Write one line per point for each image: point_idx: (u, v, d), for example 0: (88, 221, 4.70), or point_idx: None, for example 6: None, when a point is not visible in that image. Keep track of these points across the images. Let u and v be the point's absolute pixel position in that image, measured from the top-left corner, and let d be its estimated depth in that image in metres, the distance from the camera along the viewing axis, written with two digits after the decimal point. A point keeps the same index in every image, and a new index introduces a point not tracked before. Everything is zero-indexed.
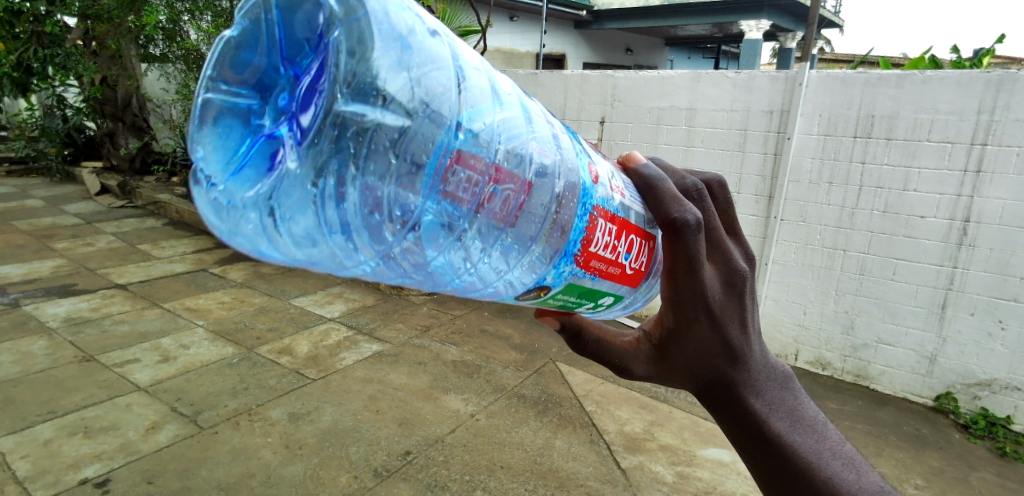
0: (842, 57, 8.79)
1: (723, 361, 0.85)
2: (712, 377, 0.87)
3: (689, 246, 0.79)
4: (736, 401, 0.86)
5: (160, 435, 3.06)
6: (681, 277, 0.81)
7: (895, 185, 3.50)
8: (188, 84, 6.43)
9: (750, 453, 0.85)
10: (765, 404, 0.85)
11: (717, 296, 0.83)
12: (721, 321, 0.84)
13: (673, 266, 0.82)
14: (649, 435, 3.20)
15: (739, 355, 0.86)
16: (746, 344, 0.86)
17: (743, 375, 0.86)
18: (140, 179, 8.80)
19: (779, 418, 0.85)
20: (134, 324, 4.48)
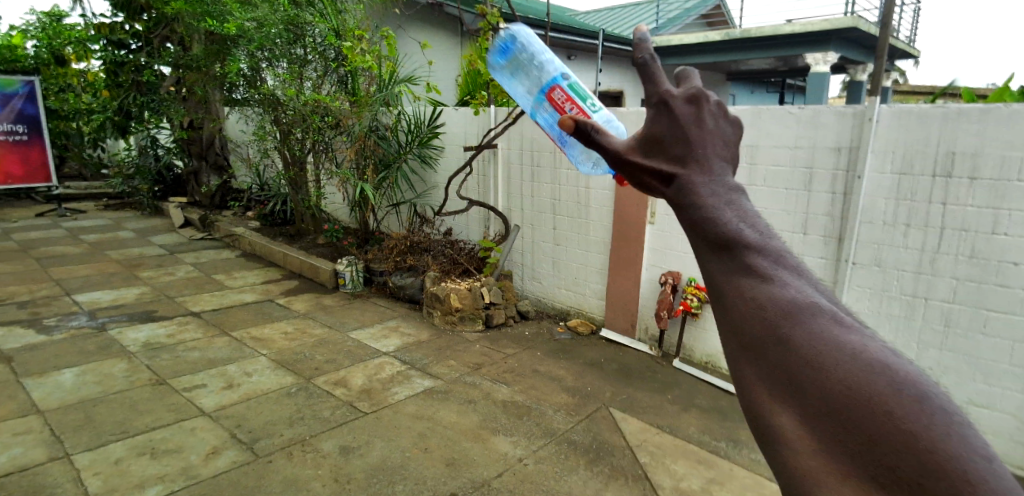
0: (921, 90, 8.30)
1: (727, 248, 0.66)
2: (712, 274, 0.67)
3: (670, 109, 0.76)
4: (754, 305, 0.63)
5: (218, 460, 3.17)
6: (667, 140, 0.75)
7: (982, 228, 3.23)
8: (263, 126, 6.99)
9: (777, 396, 0.60)
10: (809, 320, 0.60)
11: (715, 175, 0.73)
12: (715, 199, 0.70)
13: (653, 133, 0.77)
14: (707, 493, 3.01)
15: (757, 247, 0.66)
16: (766, 238, 0.68)
17: (768, 274, 0.64)
18: (219, 213, 9.42)
19: (833, 343, 0.58)
20: (204, 350, 4.74)
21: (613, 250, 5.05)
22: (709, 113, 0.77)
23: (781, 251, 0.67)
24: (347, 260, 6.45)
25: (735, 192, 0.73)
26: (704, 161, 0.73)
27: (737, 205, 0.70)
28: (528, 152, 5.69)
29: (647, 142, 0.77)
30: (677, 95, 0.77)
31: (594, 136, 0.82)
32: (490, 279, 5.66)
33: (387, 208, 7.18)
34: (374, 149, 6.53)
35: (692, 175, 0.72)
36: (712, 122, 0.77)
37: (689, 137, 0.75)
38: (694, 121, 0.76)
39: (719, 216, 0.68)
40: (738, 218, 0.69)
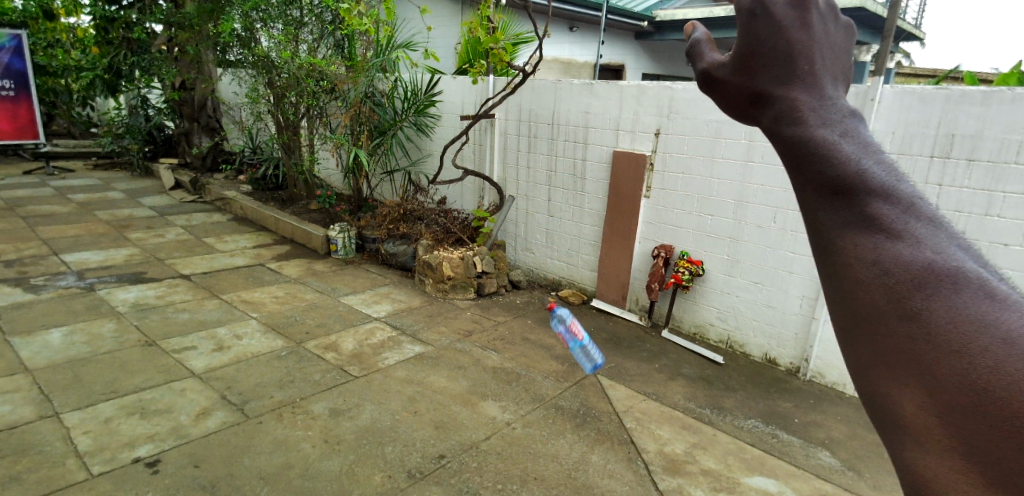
0: (923, 72, 8.21)
1: (844, 194, 0.56)
2: (824, 222, 0.57)
3: (771, 17, 0.66)
4: (877, 265, 0.53)
5: (208, 421, 3.19)
6: (769, 63, 0.66)
7: (976, 209, 3.23)
8: (257, 88, 6.83)
9: (904, 381, 0.51)
10: (944, 285, 0.51)
11: (826, 97, 0.63)
12: (829, 131, 0.60)
13: (751, 51, 0.68)
14: (690, 458, 3.07)
15: (880, 188, 0.56)
16: (891, 177, 0.57)
17: (897, 224, 0.54)
18: (210, 176, 9.27)
19: (976, 319, 0.49)
20: (194, 312, 4.72)
21: (607, 222, 5.03)
22: (816, 14, 0.67)
23: (911, 196, 0.56)
24: (339, 226, 6.40)
25: (849, 117, 0.63)
26: (813, 78, 0.64)
27: (855, 140, 0.60)
28: (525, 122, 5.61)
29: (746, 63, 0.68)
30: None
31: (695, 61, 0.77)
32: (483, 247, 5.64)
33: (381, 176, 7.11)
34: (370, 115, 6.46)
35: (801, 106, 0.63)
36: (821, 29, 0.67)
37: (796, 50, 0.65)
38: (799, 31, 0.66)
39: (833, 154, 0.58)
40: (857, 153, 0.58)
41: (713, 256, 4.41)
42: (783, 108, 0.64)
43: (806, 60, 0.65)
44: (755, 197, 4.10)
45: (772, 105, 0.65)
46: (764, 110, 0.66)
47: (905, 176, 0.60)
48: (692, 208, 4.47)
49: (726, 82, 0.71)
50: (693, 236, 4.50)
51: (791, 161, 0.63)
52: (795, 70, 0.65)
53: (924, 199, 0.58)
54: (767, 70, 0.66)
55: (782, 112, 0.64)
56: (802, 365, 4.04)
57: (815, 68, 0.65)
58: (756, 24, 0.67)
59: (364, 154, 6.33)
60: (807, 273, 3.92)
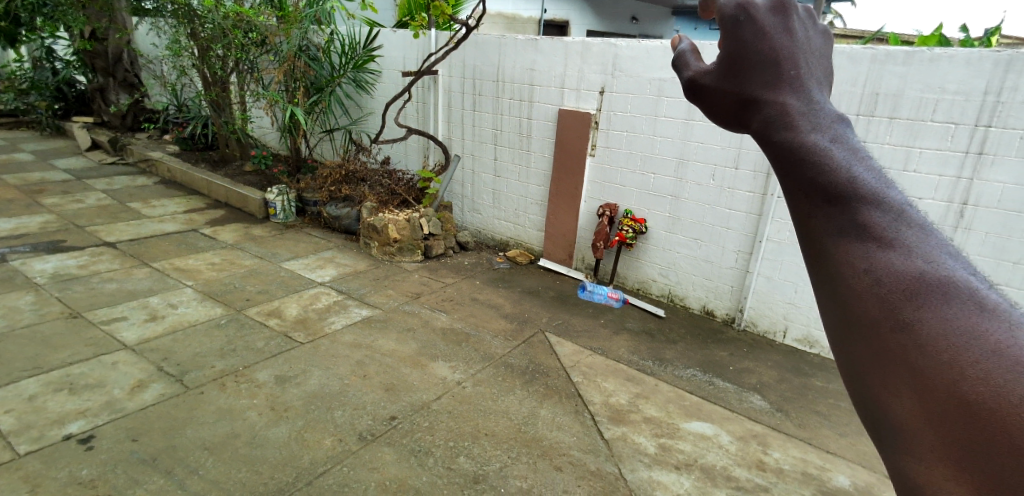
0: (852, 33, 8.53)
1: (838, 202, 0.54)
2: (819, 231, 0.55)
3: (756, 27, 0.65)
4: (870, 275, 0.51)
5: (145, 394, 3.04)
6: (759, 67, 0.65)
7: (895, 164, 3.43)
8: (178, 39, 6.28)
9: (898, 392, 0.49)
10: (936, 295, 0.49)
11: (816, 105, 0.62)
12: (821, 136, 0.58)
13: (738, 62, 0.66)
14: (634, 407, 3.21)
15: (873, 195, 0.54)
16: (880, 186, 0.56)
17: (888, 233, 0.52)
18: (131, 136, 8.58)
19: (966, 328, 0.47)
20: (122, 282, 4.43)
21: (553, 181, 5.04)
22: (798, 30, 0.67)
23: (900, 204, 0.55)
24: (277, 189, 6.11)
25: (837, 123, 0.61)
26: (802, 88, 0.63)
27: (846, 148, 0.58)
28: (469, 79, 5.46)
29: (739, 73, 0.66)
30: (765, 11, 0.67)
31: (679, 70, 0.74)
32: (429, 209, 5.54)
33: (320, 135, 6.83)
34: (305, 70, 6.08)
35: (792, 113, 0.61)
36: (806, 45, 0.66)
37: (784, 62, 0.64)
38: (785, 44, 0.65)
39: (826, 160, 0.56)
40: (848, 160, 0.56)
41: (655, 214, 4.52)
42: (773, 116, 0.62)
43: (794, 71, 0.64)
44: (695, 154, 4.20)
45: (761, 113, 0.63)
46: (753, 119, 0.64)
47: (893, 183, 0.59)
48: (636, 167, 4.54)
49: (714, 89, 0.68)
50: (637, 194, 4.59)
51: (782, 167, 0.60)
52: (784, 79, 0.63)
53: (910, 206, 0.57)
54: (756, 78, 0.65)
55: (773, 119, 0.62)
56: (737, 315, 4.27)
57: (803, 78, 0.64)
58: (743, 36, 0.66)
59: (301, 112, 5.97)
60: (743, 229, 4.10)
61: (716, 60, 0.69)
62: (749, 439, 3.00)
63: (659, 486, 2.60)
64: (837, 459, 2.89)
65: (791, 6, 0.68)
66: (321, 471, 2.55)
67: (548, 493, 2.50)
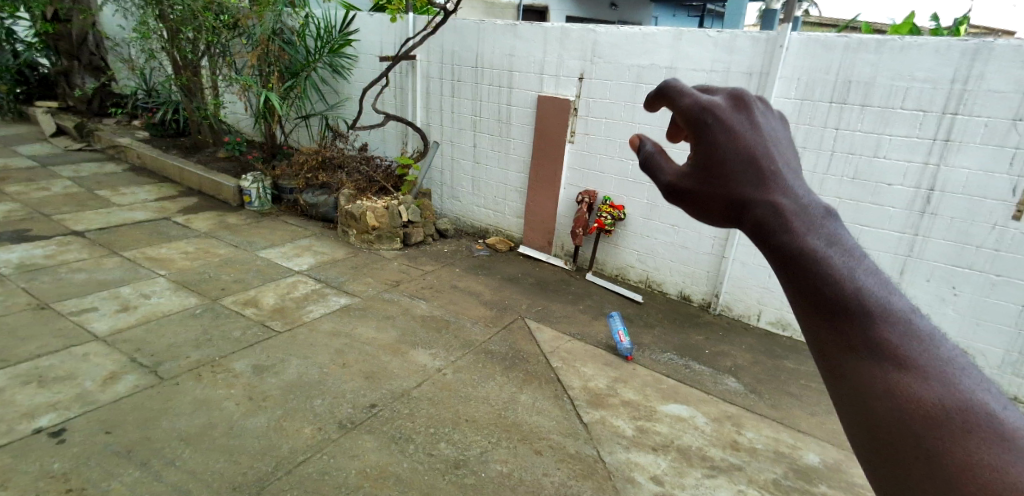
0: (828, 21, 8.62)
1: (850, 320, 0.54)
2: (832, 351, 0.55)
3: (725, 129, 0.64)
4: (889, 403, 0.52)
5: (118, 385, 2.98)
6: (740, 167, 0.62)
7: (866, 151, 3.49)
8: (146, 21, 6.07)
9: None
10: (958, 423, 0.50)
11: (803, 202, 0.60)
12: (821, 239, 0.57)
13: (712, 164, 0.64)
14: (612, 391, 3.26)
15: (882, 310, 0.54)
16: (885, 292, 0.56)
17: (901, 353, 0.53)
18: (99, 121, 8.30)
19: (992, 462, 0.48)
20: (92, 272, 4.31)
21: (533, 168, 5.04)
22: (762, 125, 0.66)
23: (906, 315, 0.55)
24: (252, 176, 5.99)
25: (828, 218, 0.60)
26: (787, 187, 0.61)
27: (849, 255, 0.57)
28: (448, 65, 5.41)
29: (721, 175, 0.63)
30: (727, 111, 0.65)
31: (654, 173, 0.70)
32: (408, 196, 5.49)
33: (296, 121, 6.70)
34: (279, 54, 5.94)
35: (786, 212, 0.58)
36: (775, 140, 0.65)
37: (762, 161, 0.62)
38: (758, 142, 0.63)
39: (833, 273, 0.55)
40: (853, 268, 0.55)
41: (634, 201, 4.56)
42: (767, 219, 0.59)
43: (774, 168, 0.61)
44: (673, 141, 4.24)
45: (753, 215, 0.60)
46: (747, 221, 0.61)
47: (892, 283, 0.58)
48: (615, 153, 4.55)
49: (698, 192, 0.64)
50: (616, 181, 4.61)
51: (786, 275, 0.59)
52: (767, 178, 0.61)
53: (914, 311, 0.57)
54: (738, 179, 0.62)
55: (770, 222, 0.59)
56: (713, 300, 4.33)
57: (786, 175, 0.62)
58: (712, 140, 0.64)
59: (276, 97, 5.84)
60: None
61: (692, 164, 0.65)
62: (723, 420, 3.07)
63: (637, 467, 2.65)
64: (808, 439, 2.98)
65: (748, 101, 0.67)
66: (301, 459, 2.53)
67: (528, 476, 2.53)
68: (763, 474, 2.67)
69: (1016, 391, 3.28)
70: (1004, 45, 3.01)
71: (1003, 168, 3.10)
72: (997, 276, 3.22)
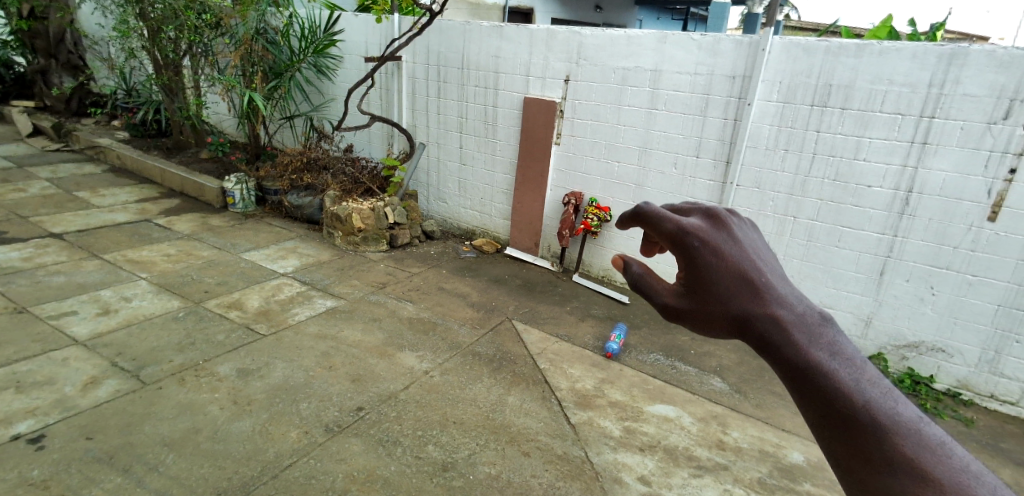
0: (809, 25, 8.76)
1: (858, 430, 0.55)
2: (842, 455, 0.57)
3: (709, 248, 0.63)
4: None
5: (99, 390, 2.93)
6: (733, 286, 0.62)
7: (846, 153, 3.55)
8: (126, 20, 5.97)
9: None
10: None
11: (799, 310, 0.62)
12: (824, 352, 0.58)
13: (702, 284, 0.64)
14: (599, 392, 3.27)
15: (896, 424, 0.55)
16: (890, 400, 0.57)
17: (916, 463, 0.54)
18: (77, 121, 8.14)
19: None
20: (71, 275, 4.23)
21: (519, 170, 5.05)
22: (741, 235, 0.66)
23: (912, 419, 0.56)
24: (235, 177, 5.92)
25: (823, 323, 0.62)
26: (781, 299, 0.62)
27: (849, 363, 0.59)
28: (434, 66, 5.40)
29: (714, 294, 0.63)
30: (706, 227, 0.65)
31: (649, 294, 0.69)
32: (394, 198, 5.47)
33: (280, 122, 6.64)
34: (263, 54, 5.89)
35: (785, 325, 0.59)
36: (756, 249, 0.66)
37: (752, 275, 0.63)
38: (743, 257, 0.63)
39: (834, 384, 0.56)
40: (853, 377, 0.57)
41: (619, 202, 4.59)
42: (770, 336, 0.60)
43: (765, 281, 0.62)
44: (658, 144, 4.27)
45: (757, 331, 0.61)
46: (751, 336, 0.62)
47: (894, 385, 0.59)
48: (600, 155, 4.58)
49: (695, 312, 0.65)
50: (602, 183, 4.64)
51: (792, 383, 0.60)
52: (761, 292, 0.62)
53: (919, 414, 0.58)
54: (730, 298, 0.62)
55: (773, 338, 0.60)
56: None
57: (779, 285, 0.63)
58: (699, 260, 0.63)
59: (260, 98, 5.78)
60: None
61: (685, 284, 0.65)
62: (709, 420, 3.10)
63: (624, 468, 2.66)
64: (792, 437, 3.02)
65: (720, 212, 0.68)
66: (287, 464, 2.51)
67: (516, 477, 2.53)
68: (748, 472, 2.70)
69: (992, 388, 3.36)
70: (979, 50, 3.08)
71: (978, 170, 3.18)
72: (973, 276, 3.30)
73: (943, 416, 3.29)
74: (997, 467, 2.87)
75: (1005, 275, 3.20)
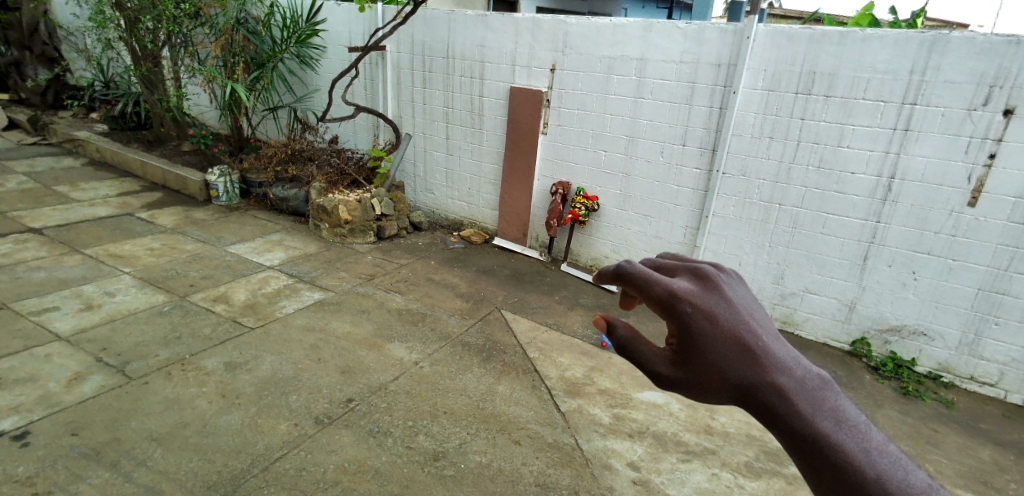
0: (793, 13, 8.82)
1: None
2: None
3: (699, 311, 0.62)
4: None
5: (84, 386, 2.89)
6: (726, 350, 0.61)
7: (830, 140, 3.59)
8: (102, 9, 5.83)
9: None
10: None
11: (800, 375, 0.58)
12: (828, 418, 0.53)
13: (695, 351, 0.63)
14: (589, 380, 3.30)
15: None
16: (904, 472, 0.51)
17: None
18: (54, 114, 7.95)
19: None
20: (52, 270, 4.15)
21: (506, 160, 5.03)
22: (731, 295, 0.65)
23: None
24: (219, 170, 5.83)
25: (825, 387, 0.57)
26: (778, 363, 0.59)
27: (859, 436, 0.53)
28: (419, 56, 5.35)
29: (707, 357, 0.62)
30: (697, 289, 0.63)
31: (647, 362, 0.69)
32: (381, 189, 5.43)
33: (264, 113, 6.55)
34: (245, 44, 5.79)
35: (784, 390, 0.55)
36: (749, 310, 0.64)
37: (744, 338, 0.61)
38: (735, 319, 0.62)
39: (840, 455, 0.51)
40: (865, 448, 0.51)
41: (607, 192, 4.60)
42: (769, 402, 0.56)
43: (759, 344, 0.60)
44: (645, 132, 4.28)
45: (757, 399, 0.58)
46: (752, 404, 0.58)
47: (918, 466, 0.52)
48: (587, 144, 4.58)
49: (690, 377, 0.64)
50: (589, 172, 4.64)
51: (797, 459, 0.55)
52: (756, 357, 0.59)
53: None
54: (726, 361, 0.60)
55: (774, 405, 0.56)
56: None
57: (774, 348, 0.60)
58: (691, 325, 0.62)
59: (242, 88, 5.69)
60: (690, 205, 4.22)
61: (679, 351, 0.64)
62: (697, 405, 3.15)
63: (614, 454, 2.69)
64: None
65: (708, 271, 0.67)
66: (277, 456, 2.50)
67: (507, 466, 2.55)
68: (736, 456, 2.74)
69: (971, 370, 3.44)
70: (959, 38, 3.12)
71: (958, 156, 3.23)
72: (953, 261, 3.36)
73: (924, 398, 3.37)
74: (975, 446, 2.95)
75: (984, 259, 3.27)
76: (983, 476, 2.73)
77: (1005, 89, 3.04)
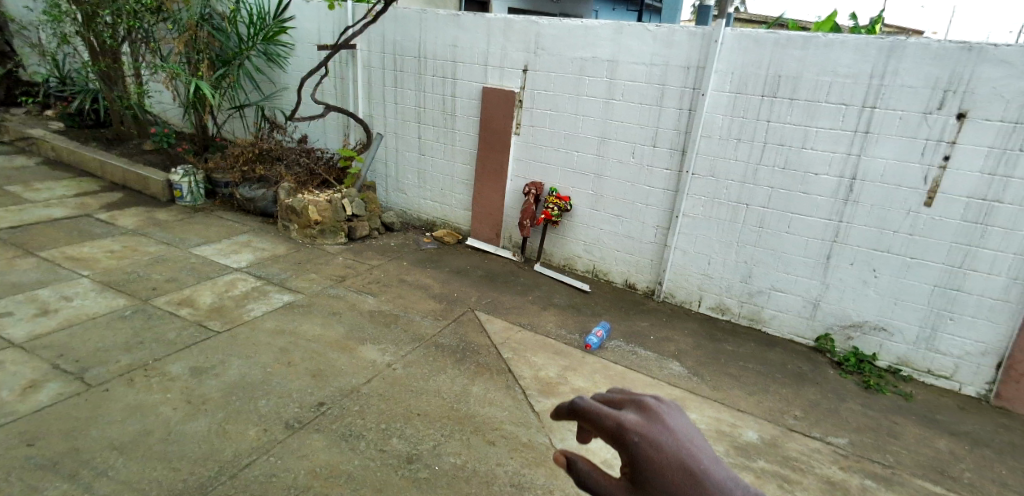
0: (758, 18, 9.06)
1: None
2: None
3: (645, 440, 0.59)
4: None
5: (39, 394, 2.76)
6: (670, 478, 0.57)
7: (795, 142, 3.69)
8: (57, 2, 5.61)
9: None
10: None
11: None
12: None
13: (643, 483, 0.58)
14: (563, 379, 3.32)
15: None
16: None
17: None
18: (6, 111, 7.60)
19: None
20: (4, 274, 3.96)
21: (479, 160, 5.02)
22: (674, 424, 0.63)
23: None
24: (183, 169, 5.66)
25: None
26: (720, 486, 0.55)
27: None
28: (391, 55, 5.29)
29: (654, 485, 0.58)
30: (642, 420, 0.62)
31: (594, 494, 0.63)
32: (352, 189, 5.36)
33: (230, 111, 6.38)
34: (210, 41, 5.64)
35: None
36: (695, 440, 0.62)
37: (691, 465, 0.57)
38: (680, 444, 0.59)
39: None
40: None
41: (579, 192, 4.63)
42: None
43: (705, 470, 0.57)
44: (616, 133, 4.33)
45: None
46: None
47: None
48: (559, 145, 4.61)
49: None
50: (561, 172, 4.67)
51: None
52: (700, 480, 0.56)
53: None
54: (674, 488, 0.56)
55: None
56: (656, 288, 4.47)
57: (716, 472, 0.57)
58: (639, 458, 0.59)
59: (207, 85, 5.54)
60: (661, 205, 4.28)
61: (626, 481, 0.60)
62: None
63: (588, 452, 2.71)
64: (747, 416, 3.14)
65: (651, 403, 0.66)
66: (246, 462, 2.44)
67: (482, 467, 2.54)
68: None
69: (929, 364, 3.58)
70: (915, 43, 3.25)
71: (915, 158, 3.36)
72: (911, 259, 3.49)
73: (885, 391, 3.49)
74: (933, 437, 3.07)
75: (940, 257, 3.41)
76: (940, 466, 2.84)
77: (958, 94, 3.18)
